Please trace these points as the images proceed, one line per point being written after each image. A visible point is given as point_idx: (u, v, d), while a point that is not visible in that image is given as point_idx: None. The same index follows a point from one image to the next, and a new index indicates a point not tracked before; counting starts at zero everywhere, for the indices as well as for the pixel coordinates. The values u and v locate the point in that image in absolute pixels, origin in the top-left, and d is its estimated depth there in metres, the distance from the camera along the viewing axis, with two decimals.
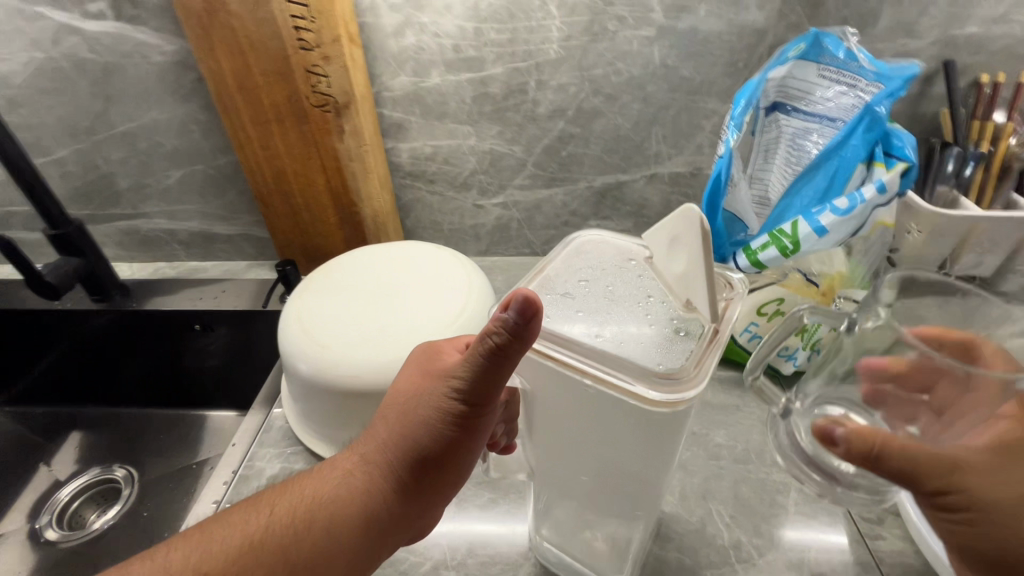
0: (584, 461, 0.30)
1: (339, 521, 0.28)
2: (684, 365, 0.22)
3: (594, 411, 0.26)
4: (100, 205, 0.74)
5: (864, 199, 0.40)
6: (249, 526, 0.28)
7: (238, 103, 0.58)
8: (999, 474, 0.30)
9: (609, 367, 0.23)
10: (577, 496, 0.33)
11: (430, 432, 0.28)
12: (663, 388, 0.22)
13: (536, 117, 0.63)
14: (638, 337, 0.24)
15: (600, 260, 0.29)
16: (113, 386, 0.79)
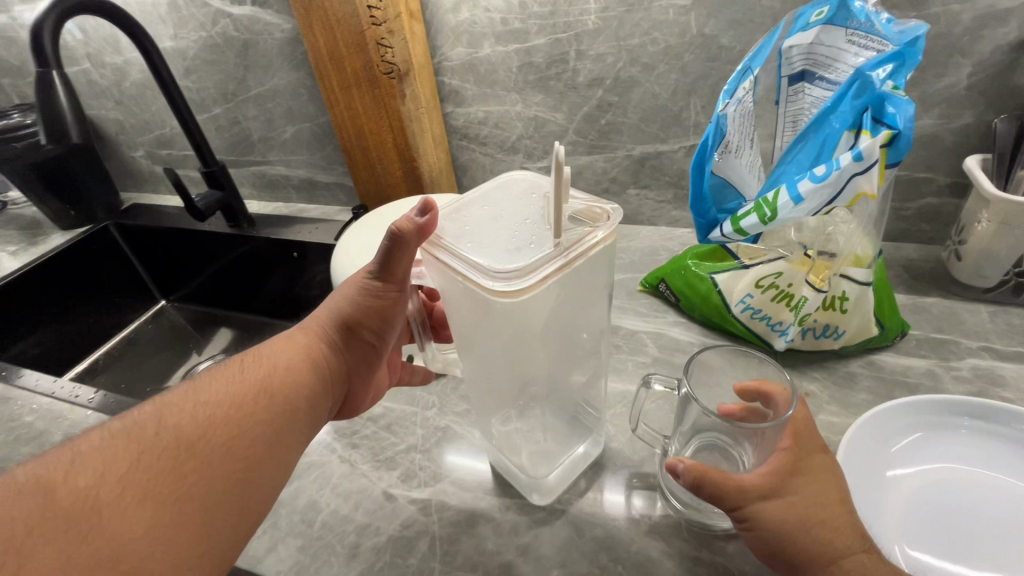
0: (492, 361, 0.36)
1: (299, 369, 0.36)
2: (521, 265, 0.28)
3: (478, 312, 0.32)
4: (241, 153, 0.95)
5: (839, 166, 0.39)
6: (223, 382, 0.33)
7: (329, 71, 0.71)
8: (776, 501, 0.34)
9: (468, 262, 0.29)
10: (492, 389, 0.39)
11: (357, 307, 0.39)
12: (499, 278, 0.28)
13: (577, 85, 0.68)
14: (498, 248, 0.30)
15: (508, 196, 0.35)
16: (240, 295, 1.02)
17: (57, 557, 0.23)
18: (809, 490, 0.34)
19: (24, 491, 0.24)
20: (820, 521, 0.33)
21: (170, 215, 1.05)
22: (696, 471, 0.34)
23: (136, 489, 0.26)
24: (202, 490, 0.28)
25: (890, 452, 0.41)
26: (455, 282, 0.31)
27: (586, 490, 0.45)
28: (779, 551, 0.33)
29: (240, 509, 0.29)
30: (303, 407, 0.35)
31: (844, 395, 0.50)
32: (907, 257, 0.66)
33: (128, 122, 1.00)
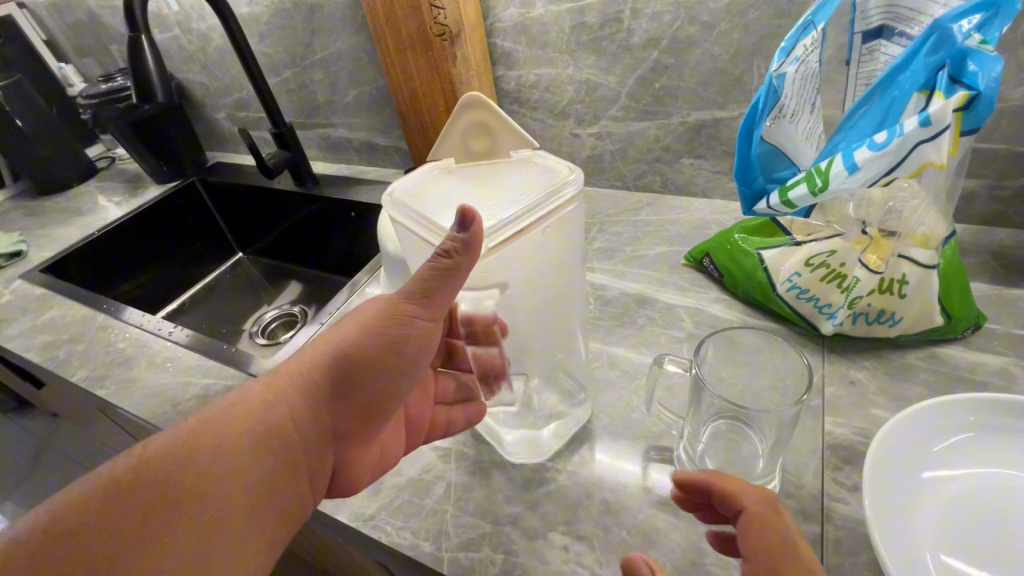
0: (540, 316, 0.41)
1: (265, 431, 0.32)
2: (561, 172, 0.38)
3: (545, 258, 0.38)
4: (308, 116, 1.00)
5: (902, 132, 0.35)
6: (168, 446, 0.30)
7: (385, 33, 0.73)
8: None
9: (546, 197, 0.35)
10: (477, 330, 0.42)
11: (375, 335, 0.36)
12: (572, 183, 0.36)
13: (631, 47, 0.65)
14: (531, 182, 0.37)
15: (427, 185, 0.41)
16: (308, 251, 1.09)
17: None
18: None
19: None
20: None
21: (246, 174, 1.13)
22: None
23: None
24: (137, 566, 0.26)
25: (929, 452, 0.38)
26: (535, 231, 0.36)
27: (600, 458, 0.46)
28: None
29: None
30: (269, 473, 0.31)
31: (895, 386, 0.46)
32: (1000, 242, 0.59)
33: (211, 85, 1.08)
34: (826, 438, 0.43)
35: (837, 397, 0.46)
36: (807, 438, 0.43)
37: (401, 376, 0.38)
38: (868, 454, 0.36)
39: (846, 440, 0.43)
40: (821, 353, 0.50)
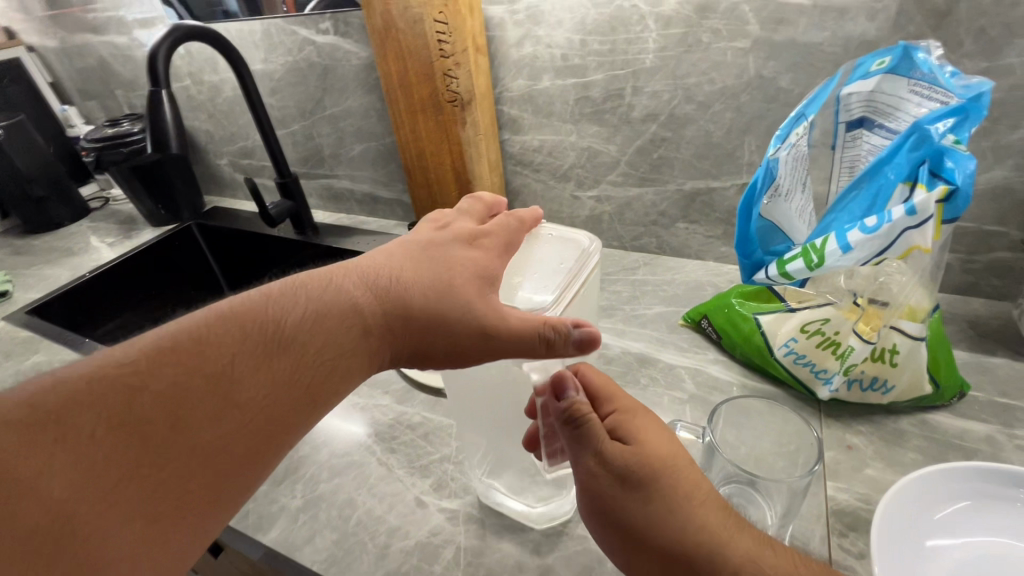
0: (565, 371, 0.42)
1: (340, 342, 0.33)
2: (579, 237, 0.42)
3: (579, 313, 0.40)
4: (313, 166, 1.02)
5: (891, 218, 0.39)
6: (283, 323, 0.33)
7: (398, 96, 0.77)
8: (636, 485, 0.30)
9: (579, 263, 0.39)
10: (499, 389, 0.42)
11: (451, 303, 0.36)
12: (594, 246, 0.41)
13: (631, 120, 0.69)
14: (559, 250, 0.40)
15: None
16: None
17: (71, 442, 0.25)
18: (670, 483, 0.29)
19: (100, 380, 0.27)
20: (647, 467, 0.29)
21: (244, 219, 1.14)
22: (582, 406, 0.31)
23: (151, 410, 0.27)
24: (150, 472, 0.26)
25: (932, 519, 0.39)
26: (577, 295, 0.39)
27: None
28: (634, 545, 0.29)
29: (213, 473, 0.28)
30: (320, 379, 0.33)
31: (891, 452, 0.48)
32: (975, 312, 0.62)
33: (217, 133, 1.11)
34: (830, 504, 0.44)
35: (837, 462, 0.48)
36: (811, 504, 0.45)
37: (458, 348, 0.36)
38: (874, 521, 0.37)
39: (848, 506, 0.44)
40: (818, 416, 0.52)
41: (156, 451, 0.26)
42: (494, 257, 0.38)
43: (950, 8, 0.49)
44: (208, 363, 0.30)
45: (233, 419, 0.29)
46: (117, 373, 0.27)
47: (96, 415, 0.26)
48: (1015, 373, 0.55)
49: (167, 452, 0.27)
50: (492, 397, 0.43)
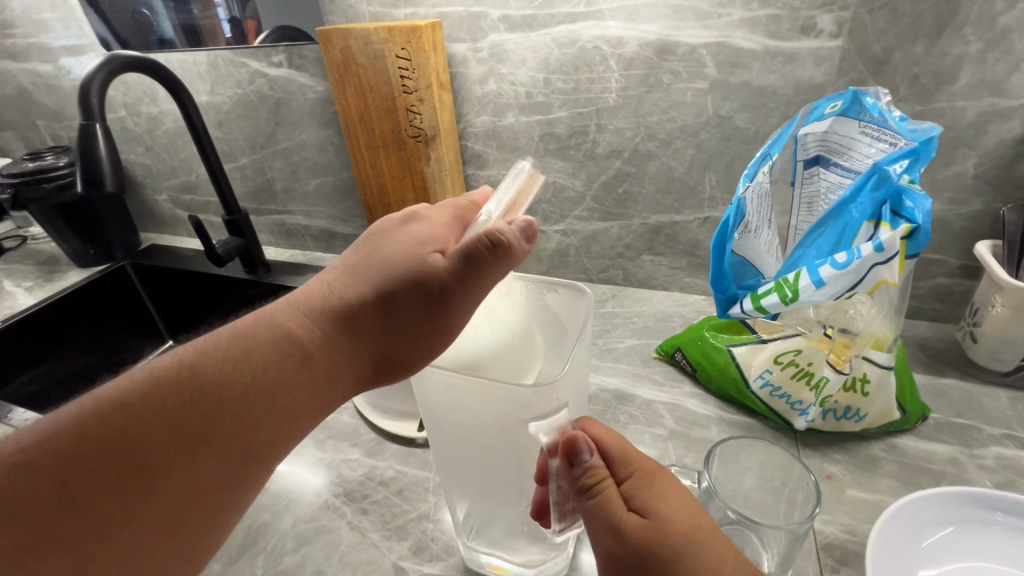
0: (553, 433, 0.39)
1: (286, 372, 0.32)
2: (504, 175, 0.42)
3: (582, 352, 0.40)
4: (263, 202, 0.97)
5: (861, 255, 0.40)
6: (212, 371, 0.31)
7: (357, 131, 0.74)
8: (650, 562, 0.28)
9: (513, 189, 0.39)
10: (492, 455, 0.38)
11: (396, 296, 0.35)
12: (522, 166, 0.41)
13: (595, 156, 0.70)
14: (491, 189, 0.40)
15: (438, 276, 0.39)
16: None
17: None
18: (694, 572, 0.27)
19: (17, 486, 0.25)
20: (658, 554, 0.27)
21: (186, 257, 1.06)
22: (596, 474, 0.30)
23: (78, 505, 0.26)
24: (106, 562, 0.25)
25: (919, 547, 0.40)
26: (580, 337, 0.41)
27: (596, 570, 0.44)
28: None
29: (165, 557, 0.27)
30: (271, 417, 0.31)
31: (868, 479, 0.49)
32: (922, 335, 0.66)
33: (155, 167, 1.03)
34: (819, 539, 0.44)
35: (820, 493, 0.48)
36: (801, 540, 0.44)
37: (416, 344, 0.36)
38: (870, 555, 0.37)
39: (836, 539, 0.44)
40: (796, 446, 0.53)
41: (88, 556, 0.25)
42: (428, 228, 0.38)
43: (887, 56, 0.53)
44: (133, 441, 0.28)
45: (174, 494, 0.28)
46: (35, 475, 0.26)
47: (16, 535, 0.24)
48: (965, 393, 0.58)
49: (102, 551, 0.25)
50: (484, 463, 0.39)
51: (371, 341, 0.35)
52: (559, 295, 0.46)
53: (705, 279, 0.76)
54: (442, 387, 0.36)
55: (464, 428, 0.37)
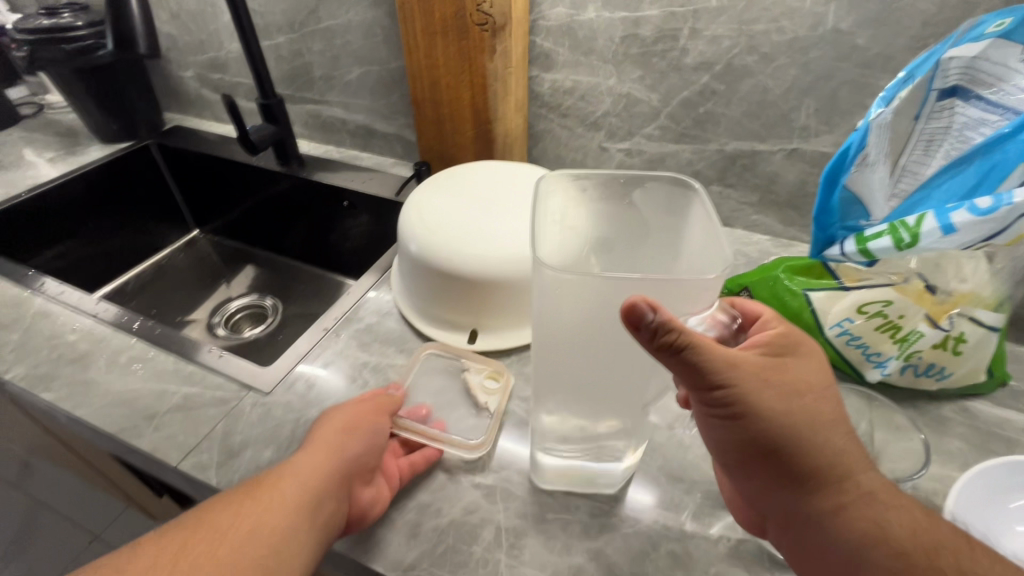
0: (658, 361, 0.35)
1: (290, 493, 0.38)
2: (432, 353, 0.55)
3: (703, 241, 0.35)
4: (299, 88, 0.90)
5: (1013, 201, 0.35)
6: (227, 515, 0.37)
7: (414, 12, 0.66)
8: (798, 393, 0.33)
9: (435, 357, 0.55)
10: (624, 360, 0.34)
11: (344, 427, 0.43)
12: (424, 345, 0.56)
13: (682, 67, 0.63)
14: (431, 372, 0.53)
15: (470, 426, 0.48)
16: (280, 235, 1.00)
17: None
18: (792, 379, 0.33)
19: None
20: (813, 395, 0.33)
21: (212, 143, 1.00)
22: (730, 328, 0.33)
23: None
24: None
25: (1000, 510, 0.39)
26: (711, 227, 0.36)
27: (641, 497, 0.43)
28: (775, 456, 0.32)
29: None
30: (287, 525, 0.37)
31: (936, 438, 0.48)
32: None
33: (181, 38, 0.95)
34: None
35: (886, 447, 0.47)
36: None
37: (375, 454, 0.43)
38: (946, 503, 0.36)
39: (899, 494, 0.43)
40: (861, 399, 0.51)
41: None
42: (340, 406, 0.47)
43: None
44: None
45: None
46: None
47: None
48: None
49: None
50: (609, 374, 0.35)
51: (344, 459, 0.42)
52: (649, 190, 0.41)
53: (775, 217, 0.71)
54: (573, 292, 0.31)
55: (600, 338, 0.33)
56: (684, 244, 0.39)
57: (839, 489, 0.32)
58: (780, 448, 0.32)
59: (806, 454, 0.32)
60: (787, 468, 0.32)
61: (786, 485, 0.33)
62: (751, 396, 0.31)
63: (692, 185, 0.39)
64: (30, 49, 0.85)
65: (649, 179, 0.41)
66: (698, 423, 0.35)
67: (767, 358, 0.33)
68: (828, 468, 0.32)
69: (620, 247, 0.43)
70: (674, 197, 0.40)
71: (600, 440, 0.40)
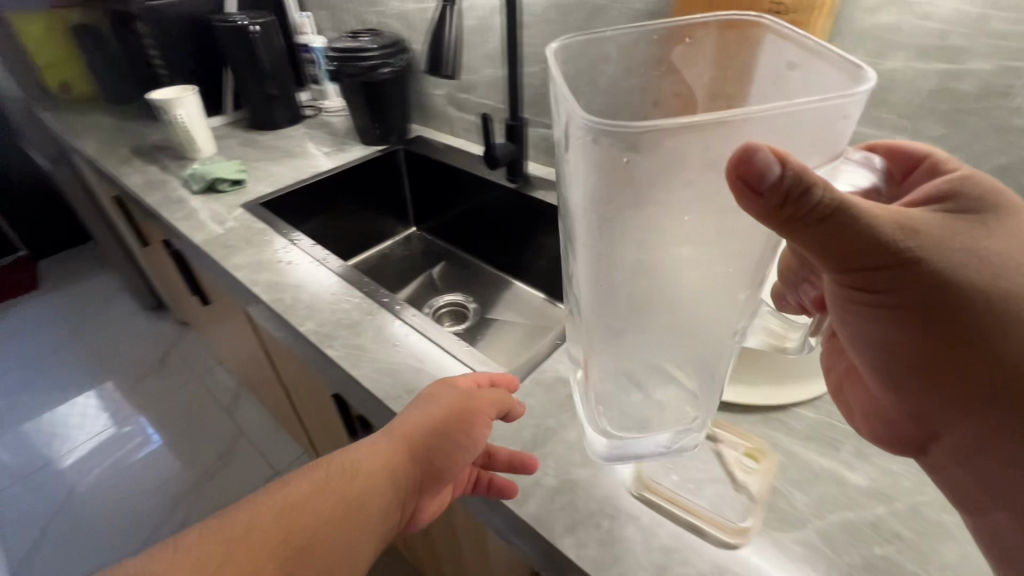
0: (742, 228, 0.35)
1: (383, 469, 0.45)
2: None
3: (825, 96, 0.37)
4: (539, 113, 0.97)
5: None
6: (324, 474, 0.43)
7: None
8: (961, 259, 0.35)
9: None
10: (709, 243, 0.36)
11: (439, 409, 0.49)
12: None
13: (1005, 129, 0.55)
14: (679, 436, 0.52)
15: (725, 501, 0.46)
16: (487, 245, 1.10)
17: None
18: (955, 248, 0.34)
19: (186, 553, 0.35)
20: (978, 258, 0.35)
21: (440, 150, 1.12)
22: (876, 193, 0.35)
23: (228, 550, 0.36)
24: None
25: None
26: (802, 58, 0.39)
27: None
28: (947, 323, 0.36)
29: None
30: (367, 493, 0.43)
31: None
32: None
33: None
34: None
35: None
36: None
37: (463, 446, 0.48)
38: None
39: None
40: None
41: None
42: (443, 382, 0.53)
43: None
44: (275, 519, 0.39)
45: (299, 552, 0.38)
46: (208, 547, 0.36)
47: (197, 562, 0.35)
48: None
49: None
50: (690, 254, 0.36)
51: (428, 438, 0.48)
52: (689, 40, 0.46)
53: None
54: (656, 161, 0.31)
55: (678, 190, 0.33)
56: (754, 79, 0.45)
57: (996, 360, 0.35)
58: (950, 316, 0.35)
59: (978, 320, 0.35)
60: (946, 341, 0.36)
61: (939, 364, 0.36)
62: (913, 271, 0.33)
63: (759, 23, 0.42)
64: (335, 66, 1.05)
65: (698, 27, 0.46)
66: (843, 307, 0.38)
67: (938, 219, 0.35)
68: (992, 339, 0.35)
69: (663, 107, 0.50)
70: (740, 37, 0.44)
71: (658, 344, 0.42)
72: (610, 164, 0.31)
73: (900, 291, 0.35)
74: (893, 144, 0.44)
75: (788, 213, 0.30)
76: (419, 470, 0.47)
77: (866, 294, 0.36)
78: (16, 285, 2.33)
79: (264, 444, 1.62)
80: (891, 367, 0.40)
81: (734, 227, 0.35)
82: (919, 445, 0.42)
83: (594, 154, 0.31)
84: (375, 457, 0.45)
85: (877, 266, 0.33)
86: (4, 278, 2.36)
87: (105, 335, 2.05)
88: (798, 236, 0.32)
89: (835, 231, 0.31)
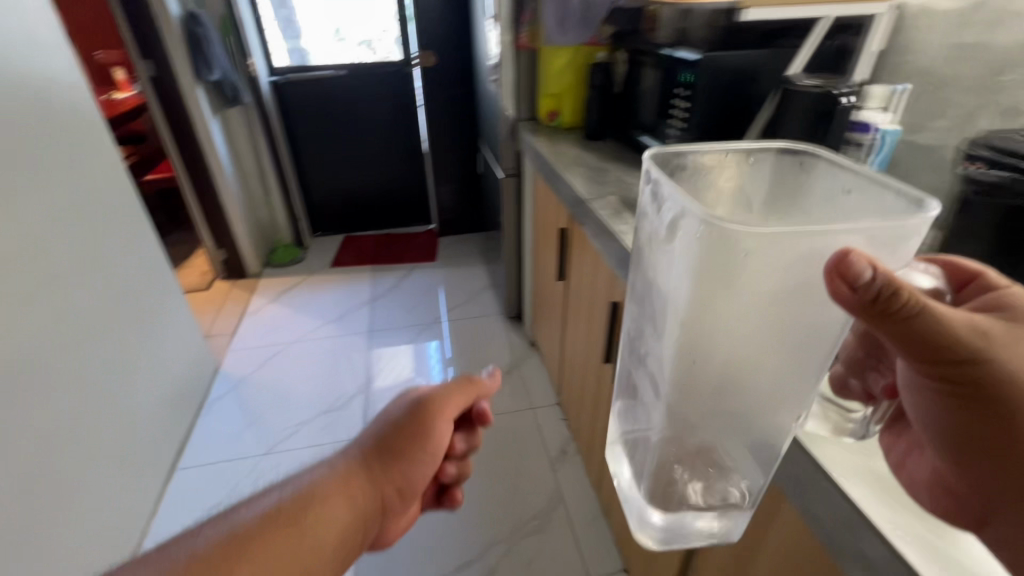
0: (779, 324, 0.45)
1: (352, 473, 0.63)
2: None
3: (842, 193, 0.55)
4: None
5: None
6: (303, 484, 0.60)
7: None
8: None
9: None
10: (762, 322, 0.45)
11: (402, 412, 0.70)
12: None
13: None
14: None
15: None
16: None
17: (214, 554, 0.48)
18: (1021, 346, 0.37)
19: (215, 550, 0.49)
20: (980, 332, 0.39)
21: None
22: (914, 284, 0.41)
23: (245, 533, 0.51)
24: (270, 553, 0.51)
25: None
26: (859, 185, 0.52)
27: None
28: (1000, 422, 0.37)
29: (302, 559, 0.52)
30: (349, 488, 0.61)
31: None
32: None
33: None
34: None
35: None
36: None
37: (427, 442, 0.69)
38: None
39: None
40: None
41: (247, 558, 0.49)
42: (397, 400, 0.74)
43: None
44: (279, 512, 0.55)
45: (304, 524, 0.55)
46: (232, 539, 0.50)
47: (221, 547, 0.49)
48: None
49: (259, 557, 0.50)
50: (734, 342, 0.47)
51: (402, 433, 0.68)
52: (753, 160, 0.65)
53: None
54: (729, 262, 0.42)
55: (754, 296, 0.43)
56: (812, 191, 0.61)
57: None
58: (1009, 418, 0.37)
59: None
60: (1015, 431, 0.37)
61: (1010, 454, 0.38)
62: (992, 371, 0.36)
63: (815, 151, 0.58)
64: (1005, 177, 0.63)
65: (800, 152, 0.61)
66: (918, 400, 0.40)
67: (1007, 325, 0.37)
68: None
69: (772, 201, 0.66)
70: (792, 161, 0.62)
71: (722, 432, 0.53)
72: (711, 255, 0.43)
73: (981, 389, 0.37)
74: (951, 259, 0.47)
75: (881, 310, 0.34)
76: (386, 478, 0.65)
77: (948, 386, 0.38)
78: (422, 254, 2.81)
79: (586, 532, 1.41)
80: (959, 451, 0.40)
81: (816, 314, 0.44)
82: (979, 523, 0.43)
83: (711, 246, 0.42)
84: (349, 469, 0.63)
85: (954, 365, 0.36)
86: (416, 245, 2.90)
87: (468, 327, 2.23)
88: (890, 330, 0.36)
89: (920, 329, 0.35)
